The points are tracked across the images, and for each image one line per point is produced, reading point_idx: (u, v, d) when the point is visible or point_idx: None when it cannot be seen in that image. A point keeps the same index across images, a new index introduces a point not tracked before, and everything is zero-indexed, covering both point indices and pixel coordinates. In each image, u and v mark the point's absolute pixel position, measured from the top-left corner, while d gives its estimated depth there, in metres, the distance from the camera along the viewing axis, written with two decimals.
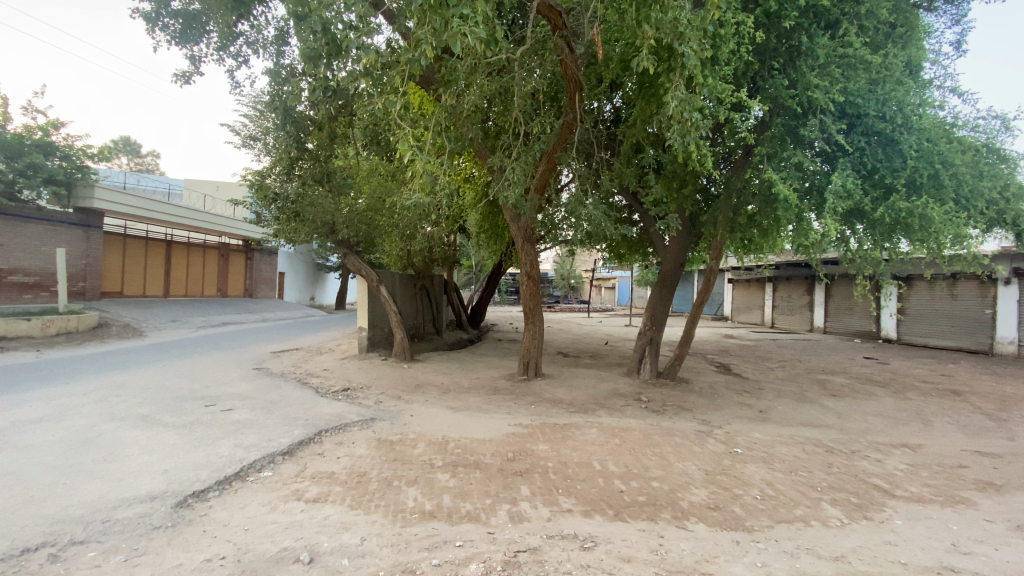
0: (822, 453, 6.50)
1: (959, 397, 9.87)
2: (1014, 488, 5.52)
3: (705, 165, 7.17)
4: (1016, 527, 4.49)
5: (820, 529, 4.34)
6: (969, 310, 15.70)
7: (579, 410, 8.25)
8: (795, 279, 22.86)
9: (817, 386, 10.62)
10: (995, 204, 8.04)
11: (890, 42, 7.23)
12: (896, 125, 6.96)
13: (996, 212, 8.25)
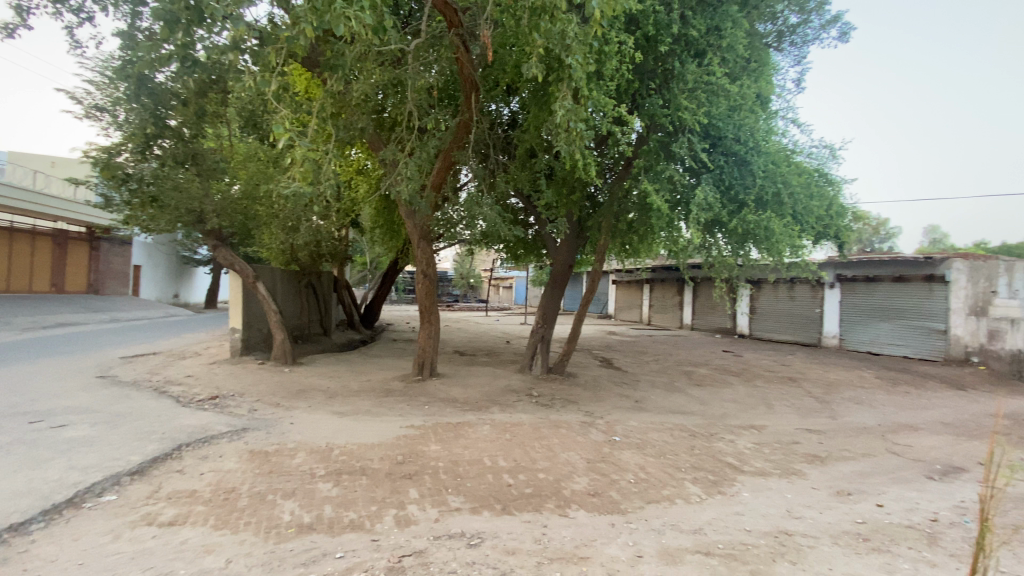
0: (687, 437, 7.25)
1: (794, 383, 11.63)
2: (833, 459, 6.63)
3: (590, 173, 7.63)
4: (834, 492, 5.39)
5: (683, 506, 4.84)
6: (803, 309, 18.56)
7: (472, 408, 8.30)
8: (669, 281, 25.21)
9: (685, 377, 11.83)
10: (824, 220, 9.55)
11: (747, 74, 8.19)
12: (748, 149, 7.98)
13: (826, 227, 9.80)
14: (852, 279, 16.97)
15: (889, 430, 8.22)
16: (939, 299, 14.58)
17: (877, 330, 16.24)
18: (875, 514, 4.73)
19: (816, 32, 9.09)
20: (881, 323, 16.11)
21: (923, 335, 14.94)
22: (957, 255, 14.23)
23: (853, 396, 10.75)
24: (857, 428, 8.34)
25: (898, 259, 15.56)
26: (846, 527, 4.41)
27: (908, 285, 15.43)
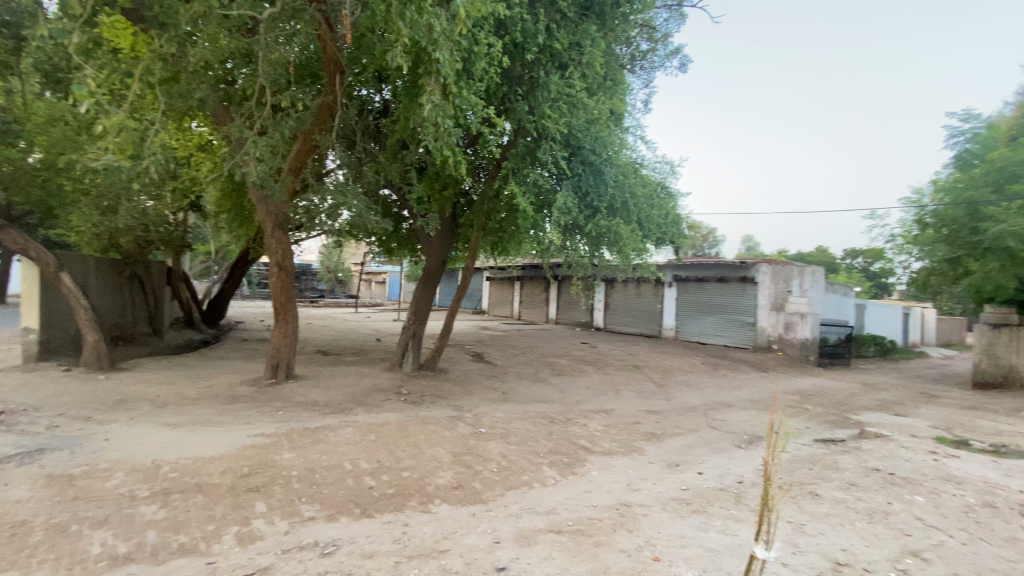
0: (547, 424, 7.72)
1: (639, 370, 13.08)
2: (667, 435, 7.61)
3: (459, 171, 7.73)
4: (666, 464, 6.19)
5: (540, 489, 5.16)
6: (649, 305, 20.89)
7: (334, 409, 7.85)
8: (537, 278, 26.51)
9: (548, 368, 12.58)
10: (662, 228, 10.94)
11: (603, 91, 8.94)
12: (603, 160, 8.78)
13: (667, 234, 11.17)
14: (687, 279, 19.53)
15: (710, 408, 9.70)
16: (750, 297, 17.52)
17: (704, 323, 18.95)
18: (697, 481, 5.55)
19: (661, 61, 10.28)
20: (708, 316, 18.85)
21: (738, 327, 17.86)
22: (763, 261, 17.18)
23: (685, 380, 12.44)
24: (687, 407, 9.67)
25: (721, 263, 18.27)
26: (674, 495, 5.10)
27: (728, 284, 18.25)
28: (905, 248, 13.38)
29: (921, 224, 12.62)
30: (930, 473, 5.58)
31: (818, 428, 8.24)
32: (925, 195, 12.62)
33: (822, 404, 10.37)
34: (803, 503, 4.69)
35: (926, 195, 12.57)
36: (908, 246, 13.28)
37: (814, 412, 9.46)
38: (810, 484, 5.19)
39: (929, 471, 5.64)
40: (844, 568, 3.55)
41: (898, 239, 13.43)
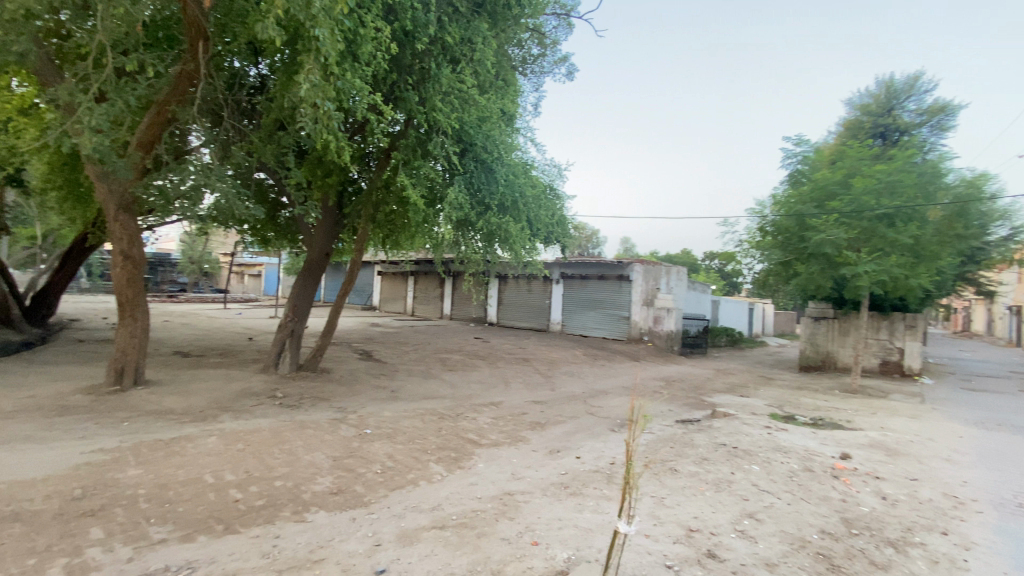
0: (435, 420, 7.67)
1: (528, 363, 13.55)
2: (550, 424, 7.98)
3: (343, 158, 7.34)
4: (548, 452, 6.50)
5: (425, 487, 5.12)
6: (538, 301, 21.73)
7: (195, 418, 7.02)
8: (430, 273, 26.18)
9: (439, 364, 12.49)
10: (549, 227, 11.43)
11: (495, 90, 9.07)
12: (494, 158, 8.94)
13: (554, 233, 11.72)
14: (571, 277, 20.63)
15: (591, 396, 10.37)
16: (626, 293, 19.11)
17: (587, 317, 20.20)
18: (575, 465, 5.90)
19: (550, 67, 10.73)
20: (591, 311, 20.09)
21: (615, 321, 19.38)
22: (636, 261, 18.82)
23: (569, 371, 13.16)
24: (570, 396, 10.24)
25: (602, 262, 19.62)
26: (554, 480, 5.37)
27: (607, 282, 19.66)
28: (750, 251, 15.48)
29: (762, 232, 14.70)
30: (763, 444, 6.54)
31: (680, 410, 9.23)
32: (766, 206, 14.70)
33: (684, 389, 11.62)
34: (665, 479, 5.23)
35: (767, 206, 14.64)
36: (751, 249, 15.38)
37: (677, 396, 10.58)
38: (671, 461, 5.79)
39: (764, 442, 6.60)
40: (695, 533, 4.02)
41: (744, 243, 15.49)
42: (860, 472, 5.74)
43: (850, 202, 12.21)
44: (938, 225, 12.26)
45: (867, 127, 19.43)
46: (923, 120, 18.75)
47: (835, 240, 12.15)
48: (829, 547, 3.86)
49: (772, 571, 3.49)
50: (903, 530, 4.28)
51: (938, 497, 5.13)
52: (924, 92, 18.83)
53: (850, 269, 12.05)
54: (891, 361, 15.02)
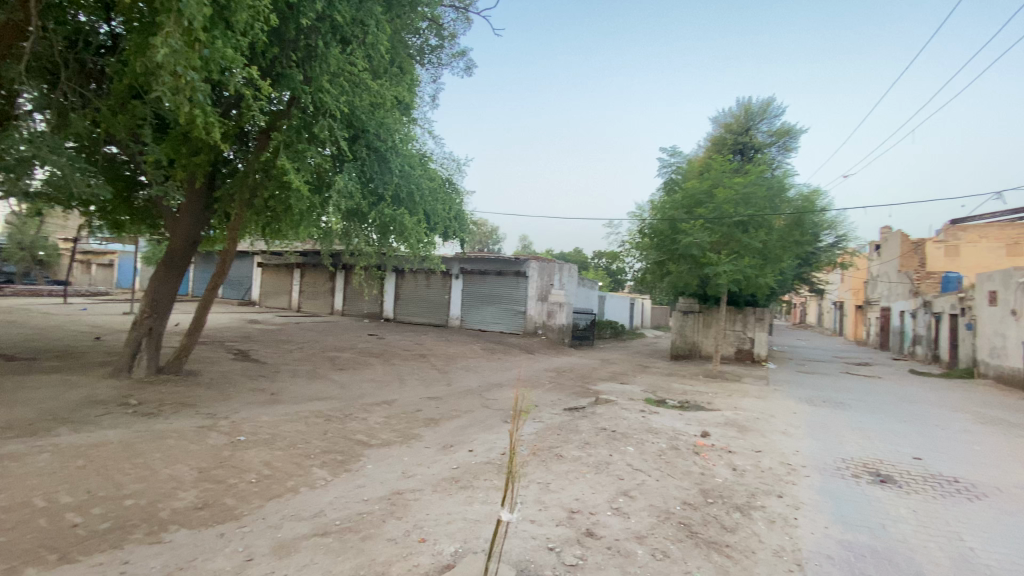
0: (321, 422, 7.25)
1: (423, 359, 13.37)
2: (443, 419, 7.94)
3: (213, 136, 6.65)
4: (440, 447, 6.48)
5: (307, 493, 4.83)
6: (436, 296, 21.48)
7: (18, 433, 5.88)
8: (320, 266, 24.60)
9: (327, 363, 11.81)
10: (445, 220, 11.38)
11: (391, 77, 8.76)
12: (387, 147, 8.68)
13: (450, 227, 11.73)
14: (470, 272, 20.68)
15: (485, 390, 10.52)
16: (522, 289, 19.66)
17: (484, 313, 20.43)
18: (466, 458, 5.95)
19: (448, 59, 10.63)
20: (488, 307, 20.35)
21: (512, 316, 19.87)
22: (532, 258, 19.44)
23: (465, 365, 13.22)
24: (464, 391, 10.29)
25: (499, 258, 19.95)
26: (445, 475, 5.37)
27: (504, 278, 20.04)
28: (630, 251, 16.84)
29: (642, 233, 16.05)
30: (639, 427, 7.14)
31: (568, 399, 9.73)
32: (645, 210, 16.07)
33: (573, 379, 12.27)
34: (551, 465, 5.49)
35: (645, 210, 16.01)
36: (631, 249, 16.74)
37: (566, 387, 11.14)
38: (557, 448, 6.09)
39: (639, 425, 7.21)
40: (576, 515, 4.27)
41: (625, 243, 16.79)
42: (716, 448, 6.51)
43: (712, 209, 13.81)
44: (780, 232, 14.31)
45: (729, 143, 21.97)
46: (773, 141, 21.67)
47: (699, 242, 13.76)
48: (689, 516, 4.33)
49: (641, 542, 3.83)
50: (747, 495, 4.95)
51: (775, 465, 6.01)
52: (774, 116, 21.73)
53: (711, 268, 13.76)
54: (744, 349, 17.26)
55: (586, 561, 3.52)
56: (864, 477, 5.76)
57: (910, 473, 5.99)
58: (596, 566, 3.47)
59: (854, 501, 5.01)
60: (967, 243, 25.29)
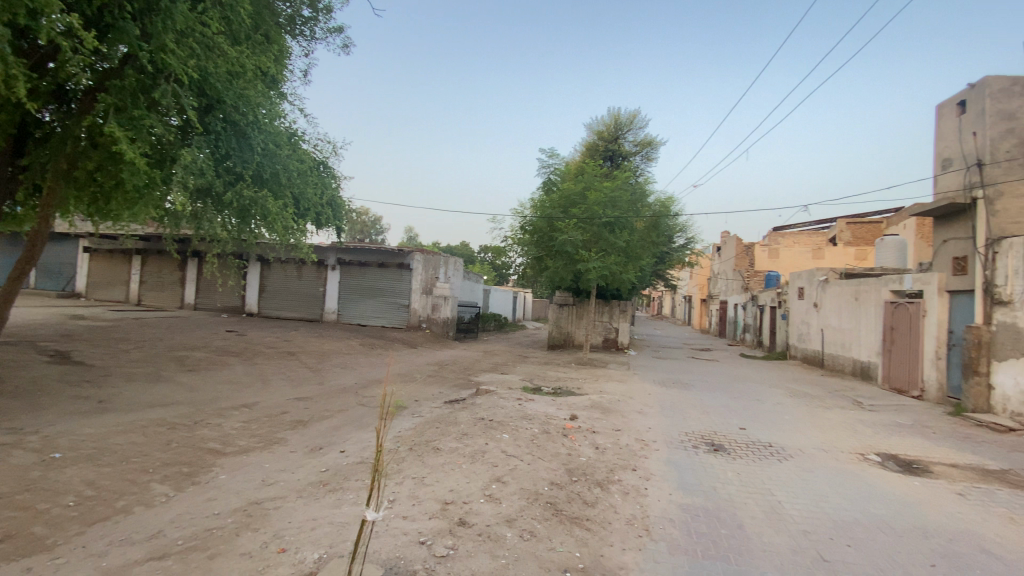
0: (164, 432, 6.35)
1: (292, 356, 12.39)
2: (313, 420, 7.45)
3: (12, 90, 5.40)
4: (308, 450, 6.08)
5: (144, 513, 4.21)
6: (309, 288, 20.01)
7: None
8: (166, 253, 21.43)
9: (174, 363, 10.36)
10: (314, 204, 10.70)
11: (254, 45, 7.83)
12: (247, 121, 7.92)
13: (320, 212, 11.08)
14: (348, 263, 19.59)
15: (361, 386, 10.09)
16: (405, 282, 19.19)
17: (363, 306, 19.54)
18: (337, 459, 5.66)
19: (322, 33, 9.84)
20: (367, 300, 19.51)
21: (394, 309, 19.30)
22: (417, 250, 19.06)
23: (340, 362, 12.54)
24: (338, 389, 9.75)
25: (380, 249, 19.20)
26: (311, 479, 5.05)
27: (386, 270, 19.35)
28: (512, 246, 17.37)
29: (522, 229, 16.64)
30: (514, 415, 7.42)
31: (448, 392, 9.76)
32: (525, 208, 16.67)
33: (454, 372, 12.32)
34: (426, 458, 5.46)
35: (525, 207, 16.62)
36: (513, 244, 17.27)
37: (446, 380, 11.15)
38: (433, 441, 6.07)
39: (514, 413, 7.49)
40: (449, 505, 4.31)
41: (507, 238, 17.28)
42: (583, 429, 7.03)
43: (584, 210, 14.83)
44: (643, 233, 15.82)
45: (601, 149, 23.65)
46: (637, 150, 23.81)
47: (573, 240, 14.71)
48: (556, 496, 4.62)
49: (510, 525, 3.99)
50: (607, 471, 5.43)
51: (631, 442, 6.66)
52: (639, 127, 23.87)
53: (583, 265, 14.80)
54: (611, 338, 18.83)
55: (457, 550, 3.58)
56: (701, 447, 6.66)
57: (736, 441, 7.05)
58: (466, 553, 3.55)
59: (692, 468, 5.76)
60: (784, 247, 30.36)
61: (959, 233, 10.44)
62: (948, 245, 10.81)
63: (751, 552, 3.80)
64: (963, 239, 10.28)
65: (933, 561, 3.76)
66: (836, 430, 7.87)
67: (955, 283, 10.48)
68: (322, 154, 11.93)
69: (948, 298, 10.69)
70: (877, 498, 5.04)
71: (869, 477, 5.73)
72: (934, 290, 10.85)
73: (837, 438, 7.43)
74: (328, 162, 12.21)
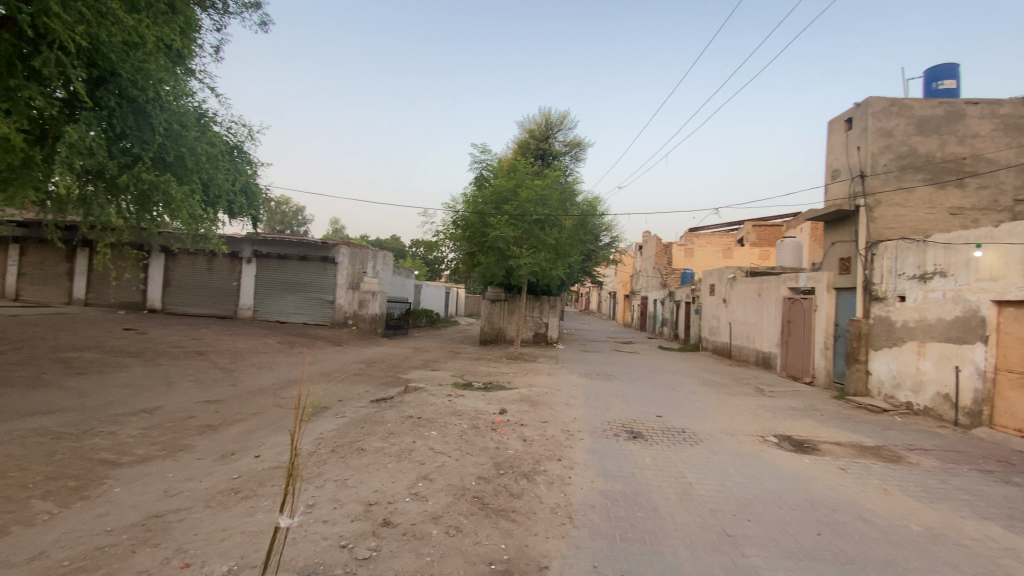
0: (45, 443, 5.63)
1: (202, 356, 11.45)
2: (225, 425, 6.94)
3: None
4: (219, 456, 5.66)
5: (20, 533, 3.71)
6: (221, 283, 18.58)
7: None
8: (48, 242, 18.94)
9: (58, 366, 9.21)
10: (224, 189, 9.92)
11: (159, 16, 7.15)
12: (147, 98, 7.10)
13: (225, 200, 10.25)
14: (267, 256, 18.42)
15: (280, 387, 9.55)
16: (330, 276, 18.38)
17: (284, 302, 18.48)
18: (251, 465, 5.32)
19: (238, 9, 9.16)
20: (288, 295, 18.47)
21: (317, 305, 18.43)
22: (342, 243, 18.32)
23: (257, 362, 11.78)
24: (255, 390, 9.15)
25: (302, 242, 18.24)
26: (222, 487, 4.70)
27: (309, 263, 18.42)
28: (444, 241, 17.16)
29: (454, 224, 16.49)
30: (442, 411, 7.36)
31: (374, 390, 9.49)
32: (457, 203, 16.51)
33: (382, 370, 11.99)
34: (350, 459, 5.28)
35: (457, 202, 16.47)
36: (444, 239, 17.07)
37: (373, 378, 10.83)
38: (358, 441, 5.88)
39: (443, 409, 7.43)
40: (373, 506, 4.19)
41: (439, 233, 17.05)
42: (511, 423, 7.12)
43: (516, 206, 14.96)
44: (571, 230, 16.25)
45: (532, 147, 23.97)
46: (567, 150, 24.36)
47: (504, 236, 14.81)
48: (482, 490, 4.64)
49: (436, 522, 3.96)
50: (533, 463, 5.54)
51: (557, 433, 6.85)
52: (569, 128, 24.45)
53: (514, 261, 14.94)
54: (541, 333, 19.23)
55: (380, 551, 3.49)
56: (622, 435, 6.98)
57: (654, 428, 7.47)
58: (390, 553, 3.47)
59: (614, 456, 6.02)
60: (698, 247, 32.52)
61: (844, 236, 11.70)
62: (835, 247, 12.09)
63: (664, 532, 4.05)
64: (848, 242, 11.54)
65: (818, 529, 4.20)
66: (741, 415, 8.57)
67: (840, 281, 11.75)
68: (235, 138, 11.04)
69: (835, 294, 11.98)
70: (774, 476, 5.56)
71: (768, 456, 6.30)
72: (824, 287, 12.11)
73: (742, 422, 8.09)
74: (243, 147, 11.32)
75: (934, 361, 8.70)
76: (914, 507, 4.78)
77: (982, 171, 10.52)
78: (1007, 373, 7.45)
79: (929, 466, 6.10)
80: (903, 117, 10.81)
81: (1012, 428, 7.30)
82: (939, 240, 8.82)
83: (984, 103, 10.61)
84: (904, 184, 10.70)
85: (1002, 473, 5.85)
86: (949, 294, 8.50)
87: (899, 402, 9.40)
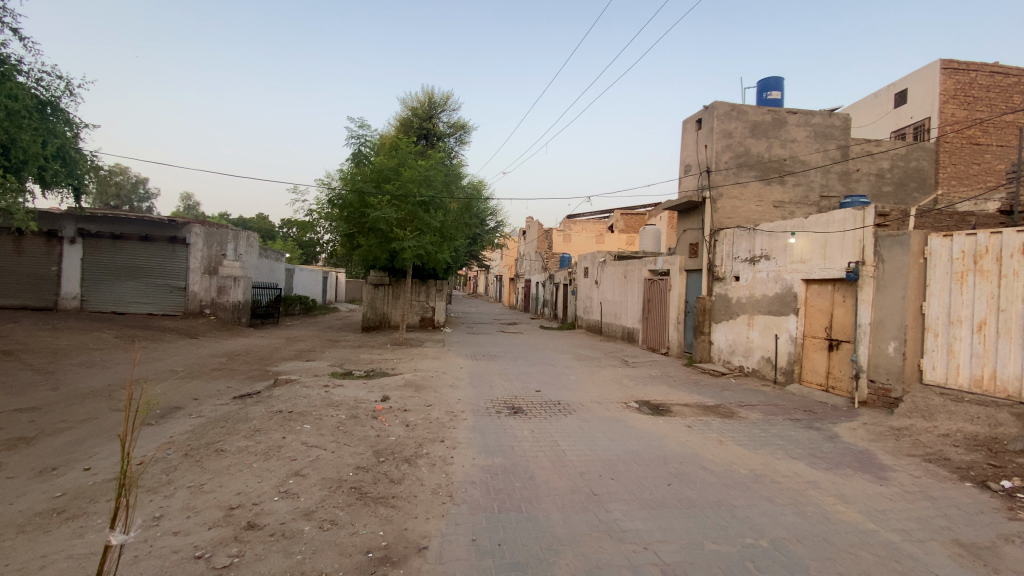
0: None
1: (9, 356, 9.43)
2: (45, 435, 5.84)
3: None
4: (35, 473, 4.74)
5: None
6: (37, 268, 15.39)
7: None
8: None
9: None
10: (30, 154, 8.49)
11: None
12: None
13: (35, 166, 8.80)
14: (96, 236, 15.59)
15: (119, 388, 8.25)
16: (181, 259, 16.16)
17: (122, 289, 15.89)
18: (80, 480, 4.54)
19: None
20: (127, 282, 15.90)
21: (167, 292, 16.15)
22: (196, 222, 16.21)
23: (87, 361, 10.00)
24: (83, 393, 7.80)
25: (144, 219, 15.69)
26: (40, 508, 3.97)
27: (154, 245, 16.00)
28: (319, 221, 16.05)
29: (330, 203, 15.48)
30: (318, 403, 6.98)
31: (239, 386, 8.63)
32: (333, 180, 15.47)
33: (248, 362, 11.00)
34: (206, 462, 4.77)
35: (333, 179, 15.47)
36: (320, 219, 15.94)
37: (237, 372, 9.86)
38: (217, 442, 5.32)
39: (319, 401, 7.04)
40: (234, 510, 3.85)
41: (314, 212, 15.84)
42: (394, 409, 7.00)
43: (398, 186, 14.40)
44: (457, 214, 16.16)
45: (415, 126, 23.27)
46: (451, 133, 24.04)
47: (386, 217, 14.24)
48: (360, 480, 4.51)
49: (308, 518, 3.77)
50: (415, 447, 5.51)
51: (441, 415, 6.89)
52: (453, 110, 24.15)
53: (398, 243, 14.49)
54: (427, 317, 19.04)
55: (243, 556, 3.24)
56: (504, 411, 7.24)
57: (532, 402, 7.86)
58: (254, 558, 3.23)
59: (495, 433, 6.22)
60: (576, 233, 34.38)
61: (693, 223, 13.23)
62: (687, 233, 13.62)
63: (538, 499, 4.31)
64: (696, 229, 13.09)
65: (669, 480, 4.80)
66: (609, 385, 9.37)
67: (691, 263, 13.33)
68: (48, 92, 9.19)
69: (687, 275, 13.56)
70: (634, 437, 6.21)
71: (631, 421, 6.99)
72: (678, 268, 13.62)
73: (609, 392, 8.86)
74: (58, 103, 9.43)
75: (761, 330, 10.32)
76: (743, 454, 5.65)
77: (798, 171, 12.57)
78: (811, 338, 9.11)
79: (755, 419, 7.26)
80: (740, 121, 12.45)
81: (814, 382, 8.97)
82: (764, 228, 10.39)
83: (800, 114, 12.67)
84: (741, 179, 12.37)
85: (806, 421, 7.18)
86: (772, 274, 10.08)
87: (735, 365, 11.02)
